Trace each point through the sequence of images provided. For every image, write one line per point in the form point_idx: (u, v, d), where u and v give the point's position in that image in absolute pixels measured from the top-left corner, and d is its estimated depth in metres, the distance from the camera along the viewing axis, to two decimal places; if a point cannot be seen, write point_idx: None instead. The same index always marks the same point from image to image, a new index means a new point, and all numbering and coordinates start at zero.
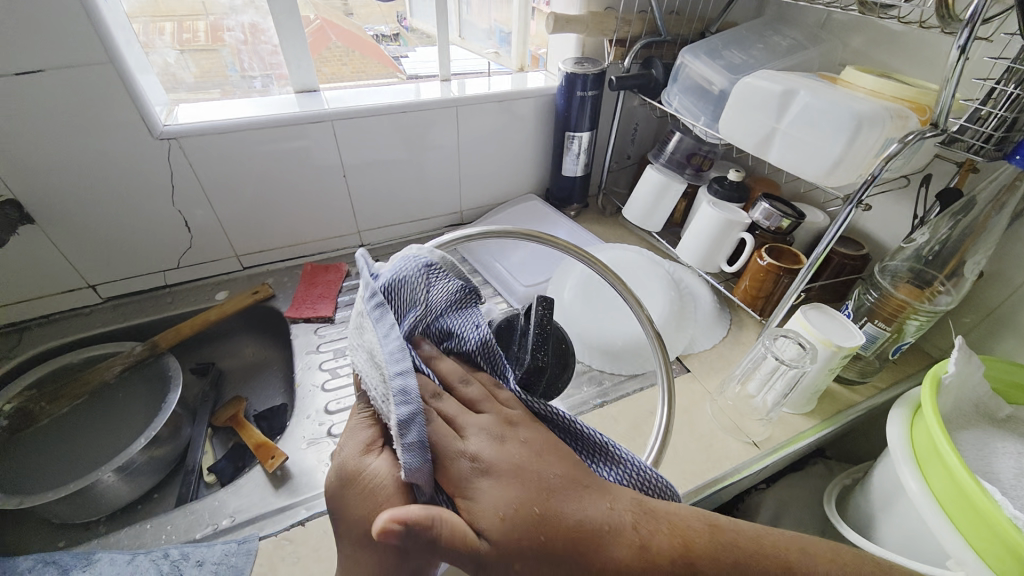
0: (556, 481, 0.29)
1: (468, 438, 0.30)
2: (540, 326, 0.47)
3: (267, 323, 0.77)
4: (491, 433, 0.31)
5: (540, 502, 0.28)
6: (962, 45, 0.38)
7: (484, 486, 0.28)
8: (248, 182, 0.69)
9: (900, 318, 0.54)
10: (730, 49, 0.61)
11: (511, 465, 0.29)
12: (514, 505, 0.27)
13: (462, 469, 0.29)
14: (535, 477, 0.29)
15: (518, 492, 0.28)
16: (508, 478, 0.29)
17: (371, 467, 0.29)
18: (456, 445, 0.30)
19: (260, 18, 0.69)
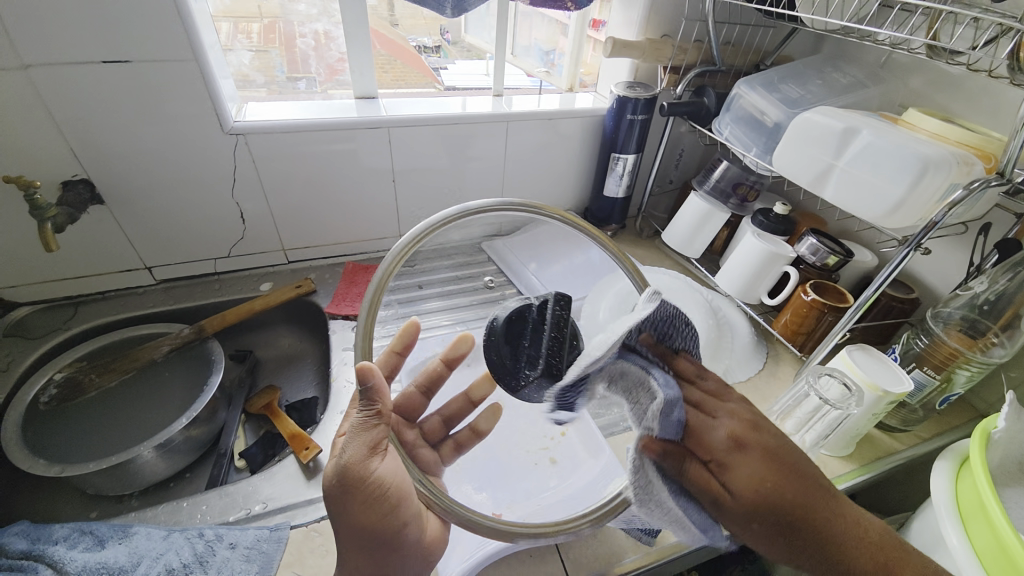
0: (794, 471, 0.36)
1: (721, 419, 0.37)
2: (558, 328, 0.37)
3: (306, 317, 0.79)
4: (738, 420, 0.37)
5: (780, 482, 0.35)
6: None
7: (738, 456, 0.35)
8: (304, 180, 0.72)
9: (950, 367, 0.53)
10: (787, 83, 0.61)
11: (756, 444, 0.36)
12: (763, 478, 0.35)
13: (720, 439, 0.35)
14: (776, 465, 0.36)
15: (762, 470, 0.35)
16: (756, 456, 0.36)
17: (376, 472, 0.36)
18: (711, 421, 0.36)
19: (333, 26, 0.73)
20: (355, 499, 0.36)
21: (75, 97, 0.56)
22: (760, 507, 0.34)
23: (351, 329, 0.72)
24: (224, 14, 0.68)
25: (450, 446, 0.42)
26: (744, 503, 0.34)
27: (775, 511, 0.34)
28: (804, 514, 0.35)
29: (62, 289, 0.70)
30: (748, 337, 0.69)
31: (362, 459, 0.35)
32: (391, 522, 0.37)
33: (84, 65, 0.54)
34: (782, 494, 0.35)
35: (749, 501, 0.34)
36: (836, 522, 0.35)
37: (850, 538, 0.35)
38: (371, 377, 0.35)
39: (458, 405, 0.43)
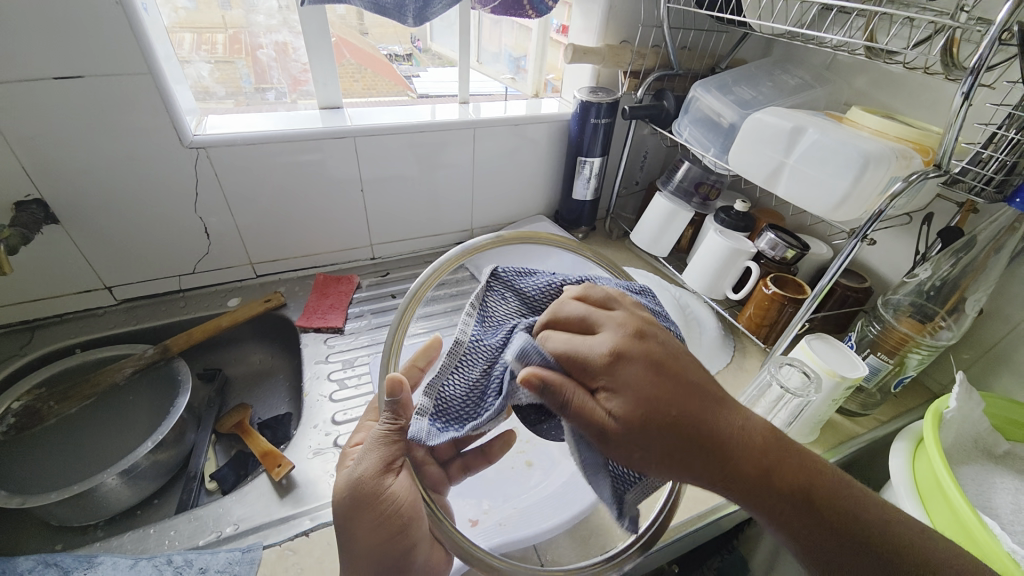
0: (694, 385, 0.33)
1: (606, 331, 0.33)
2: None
3: (277, 332, 0.78)
4: (625, 329, 0.34)
5: (674, 396, 0.32)
6: (966, 91, 0.40)
7: (625, 371, 0.32)
8: (269, 193, 0.71)
9: (902, 351, 0.55)
10: (740, 85, 0.64)
11: (650, 357, 0.32)
12: (653, 395, 0.31)
13: (598, 357, 0.32)
14: (669, 378, 0.32)
15: (646, 386, 0.31)
16: (642, 372, 0.32)
17: (389, 488, 0.35)
18: (590, 338, 0.33)
19: (292, 38, 0.73)
20: (367, 518, 0.34)
21: (24, 115, 0.54)
22: (647, 434, 0.30)
23: (323, 342, 0.71)
24: (181, 25, 0.66)
25: (459, 465, 0.43)
26: (632, 423, 0.30)
27: (662, 433, 0.31)
28: (697, 435, 0.31)
29: (15, 314, 0.67)
30: (716, 331, 0.71)
31: (377, 474, 0.35)
32: (403, 545, 0.35)
33: (30, 82, 0.53)
34: (668, 414, 0.31)
35: (633, 427, 0.30)
36: (727, 431, 0.32)
37: (750, 449, 0.32)
38: (399, 390, 0.34)
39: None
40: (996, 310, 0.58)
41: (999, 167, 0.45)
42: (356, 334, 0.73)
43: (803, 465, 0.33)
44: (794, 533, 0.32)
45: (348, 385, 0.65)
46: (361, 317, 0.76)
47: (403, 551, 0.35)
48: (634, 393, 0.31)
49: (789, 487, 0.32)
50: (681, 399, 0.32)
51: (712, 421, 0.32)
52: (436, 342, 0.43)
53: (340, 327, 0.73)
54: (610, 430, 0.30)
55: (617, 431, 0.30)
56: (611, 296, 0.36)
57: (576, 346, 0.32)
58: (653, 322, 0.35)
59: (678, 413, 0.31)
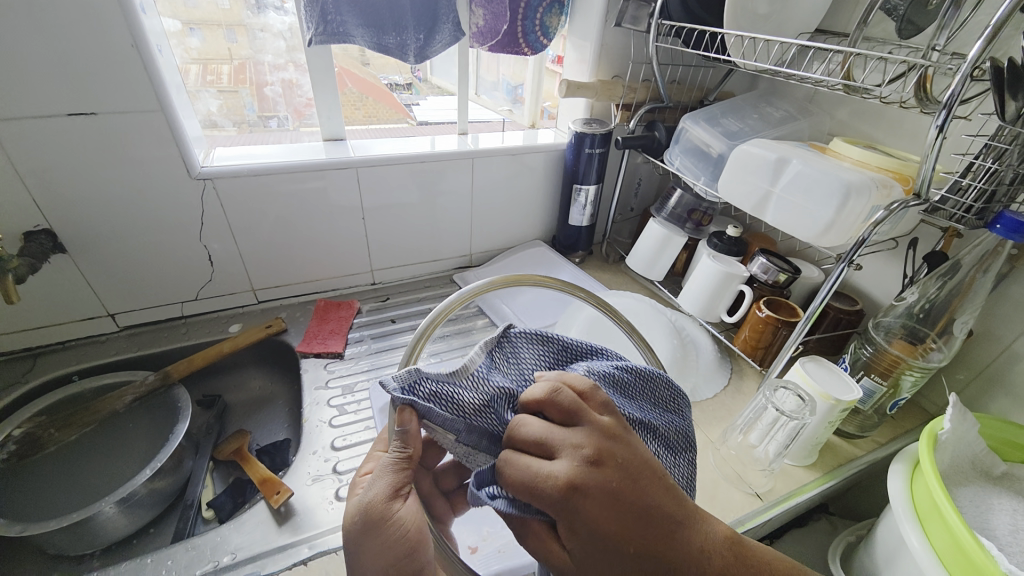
0: (654, 509, 0.29)
1: (564, 457, 0.29)
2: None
3: (277, 357, 0.78)
4: (583, 452, 0.29)
5: (633, 530, 0.28)
6: (939, 124, 0.42)
7: (578, 503, 0.27)
8: (273, 221, 0.73)
9: (895, 373, 0.56)
10: (728, 117, 0.67)
11: (608, 490, 0.28)
12: (610, 529, 0.28)
13: (554, 490, 0.28)
14: (628, 507, 0.28)
15: (608, 523, 0.28)
16: (603, 505, 0.28)
17: (396, 516, 0.34)
18: (543, 468, 0.29)
19: (298, 75, 0.76)
20: (376, 548, 0.33)
21: (41, 149, 0.56)
22: (603, 574, 0.28)
23: (323, 367, 0.72)
24: (190, 60, 0.69)
25: (461, 496, 0.46)
26: (583, 562, 0.28)
27: (613, 572, 0.27)
28: (660, 567, 0.28)
29: (18, 341, 0.68)
30: (712, 353, 0.72)
31: (385, 500, 0.34)
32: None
33: (49, 118, 0.55)
34: (626, 553, 0.27)
35: (589, 566, 0.28)
36: (691, 560, 0.28)
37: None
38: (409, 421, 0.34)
39: (473, 457, 0.47)
40: (986, 332, 0.59)
41: (978, 195, 0.47)
42: (355, 359, 0.74)
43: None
44: None
45: (348, 411, 0.65)
46: (361, 342, 0.77)
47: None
48: (591, 529, 0.27)
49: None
50: (645, 534, 0.28)
51: (672, 553, 0.28)
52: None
53: (340, 353, 0.73)
54: (562, 567, 0.28)
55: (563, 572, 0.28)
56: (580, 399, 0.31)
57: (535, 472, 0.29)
58: (613, 438, 0.30)
59: (638, 546, 0.28)
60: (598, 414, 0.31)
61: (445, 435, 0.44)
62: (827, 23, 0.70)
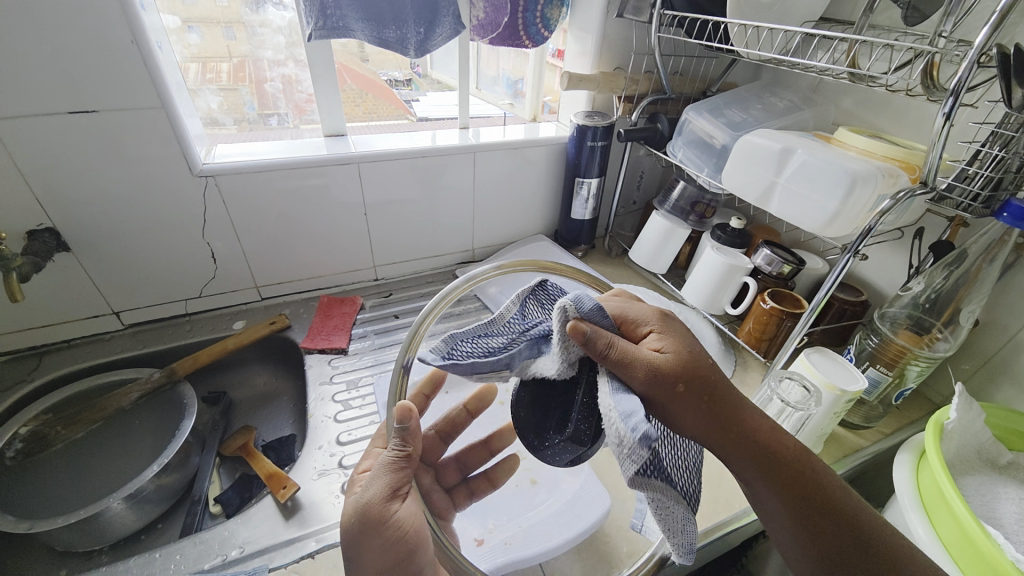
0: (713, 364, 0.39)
1: (646, 315, 0.40)
2: (591, 397, 0.37)
3: (282, 354, 0.78)
4: (661, 315, 0.40)
5: (704, 360, 0.37)
6: (947, 112, 0.42)
7: (662, 335, 0.38)
8: (275, 218, 0.73)
9: (901, 363, 0.56)
10: (731, 108, 0.66)
11: (681, 333, 0.39)
12: (687, 353, 0.37)
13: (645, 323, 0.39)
14: (699, 348, 0.38)
15: (687, 349, 0.37)
16: (682, 338, 0.38)
17: (396, 514, 0.35)
18: (634, 314, 0.40)
19: (298, 71, 0.76)
20: (374, 544, 0.34)
21: (42, 148, 0.56)
22: (680, 380, 0.35)
23: (327, 363, 0.72)
24: (190, 58, 0.69)
25: (463, 491, 0.48)
26: (670, 368, 0.35)
27: (692, 381, 0.35)
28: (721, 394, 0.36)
29: (24, 340, 0.68)
30: (717, 346, 0.72)
31: (383, 499, 0.35)
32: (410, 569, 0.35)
33: (49, 116, 0.55)
34: (700, 372, 0.36)
35: (674, 371, 0.35)
36: (741, 402, 0.37)
37: (755, 421, 0.36)
38: (411, 417, 0.36)
39: (475, 453, 0.50)
40: (992, 321, 0.59)
41: (985, 183, 0.46)
42: (359, 355, 0.74)
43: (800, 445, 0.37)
44: (796, 495, 0.35)
45: (352, 406, 0.65)
46: (365, 338, 0.77)
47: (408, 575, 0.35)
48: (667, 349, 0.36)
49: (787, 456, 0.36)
50: (712, 367, 0.37)
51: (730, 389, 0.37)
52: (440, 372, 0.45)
53: (344, 349, 0.74)
54: (655, 369, 0.34)
55: (657, 367, 0.35)
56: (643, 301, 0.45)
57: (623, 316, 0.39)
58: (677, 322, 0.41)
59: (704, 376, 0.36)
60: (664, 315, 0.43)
61: (443, 433, 0.48)
62: (830, 12, 0.69)
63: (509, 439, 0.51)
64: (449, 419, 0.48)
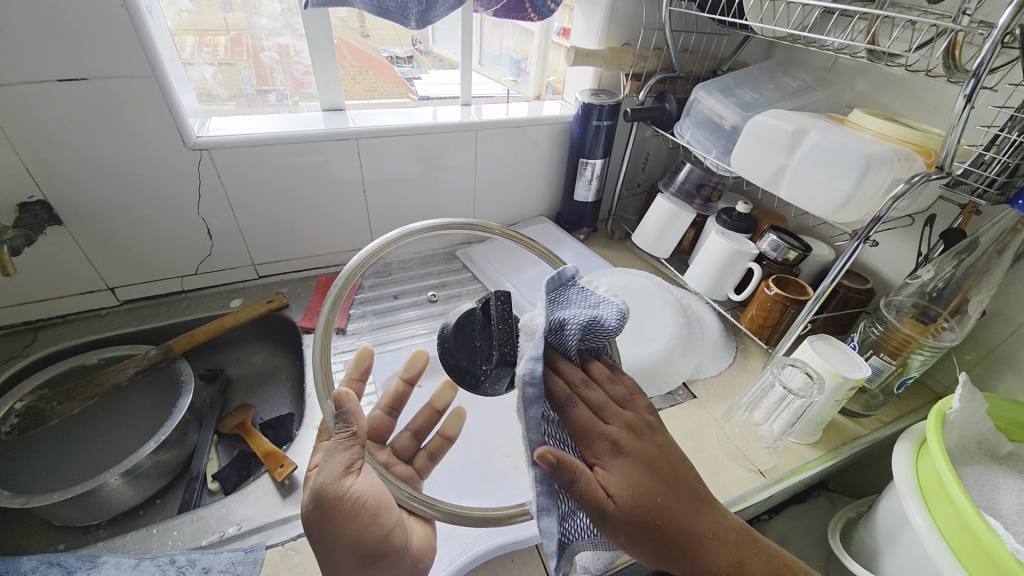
0: (685, 480, 0.34)
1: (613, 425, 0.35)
2: (505, 321, 0.41)
3: (279, 333, 0.78)
4: (632, 427, 0.35)
5: (667, 490, 0.33)
6: (967, 94, 0.39)
7: (622, 461, 0.33)
8: (272, 195, 0.72)
9: (905, 352, 0.55)
10: (742, 87, 0.64)
11: (647, 454, 0.34)
12: (644, 485, 0.32)
13: (604, 442, 0.34)
14: (665, 471, 0.34)
15: (646, 482, 0.33)
16: (644, 466, 0.33)
17: (355, 488, 0.34)
18: (600, 425, 0.34)
19: (296, 40, 0.73)
20: (340, 521, 0.34)
21: (29, 117, 0.54)
22: (639, 526, 0.31)
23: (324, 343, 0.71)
24: (183, 28, 0.67)
25: (425, 457, 0.46)
26: (625, 514, 0.31)
27: (649, 522, 0.31)
28: (679, 526, 0.32)
29: (18, 315, 0.67)
30: (718, 332, 0.71)
31: (337, 480, 0.34)
32: (379, 539, 0.35)
33: (37, 84, 0.53)
34: (657, 507, 0.32)
35: (630, 513, 0.31)
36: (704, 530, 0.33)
37: (723, 551, 0.33)
38: (347, 398, 0.35)
39: (424, 418, 0.47)
40: (998, 311, 0.58)
41: (1001, 169, 0.44)
42: (358, 335, 0.73)
43: (774, 567, 0.34)
44: None
45: None
46: (363, 318, 0.76)
47: (377, 546, 0.35)
48: (631, 481, 0.32)
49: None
50: (670, 505, 0.33)
51: (691, 520, 0.33)
52: (366, 351, 0.42)
53: (343, 328, 0.73)
54: (609, 509, 0.31)
55: (609, 513, 0.31)
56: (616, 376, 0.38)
57: (586, 425, 0.34)
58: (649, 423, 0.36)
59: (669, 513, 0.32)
60: (642, 409, 0.37)
61: (389, 409, 0.46)
62: None
63: (451, 392, 0.48)
64: (391, 394, 0.46)
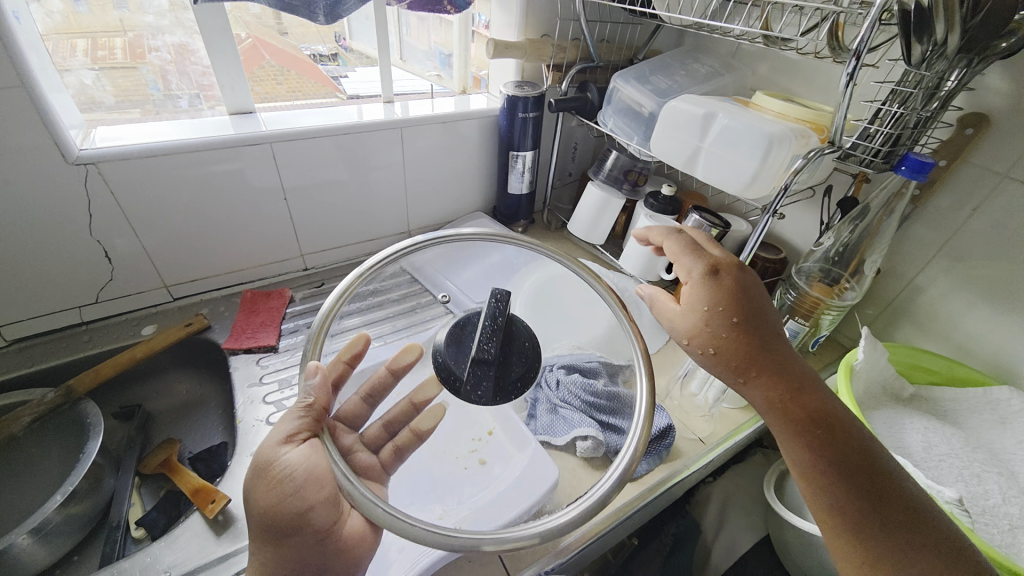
0: (763, 318, 0.40)
1: (702, 258, 0.42)
2: (493, 320, 0.43)
3: (204, 358, 0.72)
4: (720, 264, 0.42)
5: (743, 311, 0.39)
6: (850, 72, 0.43)
7: (707, 284, 0.40)
8: (181, 210, 0.66)
9: (815, 314, 0.60)
10: (656, 75, 0.67)
11: (730, 287, 0.40)
12: (718, 304, 0.39)
13: (697, 272, 0.41)
14: (744, 299, 0.40)
15: (723, 299, 0.39)
16: (726, 290, 0.40)
17: (284, 455, 0.37)
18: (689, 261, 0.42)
19: (189, 37, 0.67)
20: (270, 483, 0.38)
21: None
22: (715, 340, 0.39)
23: (255, 363, 0.67)
24: (68, 33, 0.60)
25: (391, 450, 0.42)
26: (700, 326, 0.39)
27: (720, 334, 0.39)
28: (747, 347, 0.38)
29: None
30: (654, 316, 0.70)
31: (277, 444, 0.38)
32: (295, 515, 0.37)
33: None
34: (729, 323, 0.39)
35: (706, 326, 0.39)
36: (773, 363, 0.38)
37: (792, 390, 0.37)
38: (315, 371, 0.39)
39: (400, 409, 0.44)
40: (892, 269, 0.65)
41: (884, 139, 0.49)
42: (291, 351, 0.69)
43: (846, 425, 0.37)
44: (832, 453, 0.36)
45: (286, 406, 0.61)
46: (297, 332, 0.72)
47: (295, 521, 0.37)
48: (709, 299, 0.40)
49: (812, 415, 0.37)
50: (742, 331, 0.39)
51: (760, 350, 0.38)
52: (360, 337, 0.44)
53: (273, 346, 0.68)
54: (681, 322, 0.41)
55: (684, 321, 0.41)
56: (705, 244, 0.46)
57: (681, 258, 0.43)
58: (741, 264, 0.43)
59: (735, 334, 0.39)
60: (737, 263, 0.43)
61: (368, 397, 0.44)
62: None
63: (433, 389, 0.44)
64: (371, 382, 0.45)
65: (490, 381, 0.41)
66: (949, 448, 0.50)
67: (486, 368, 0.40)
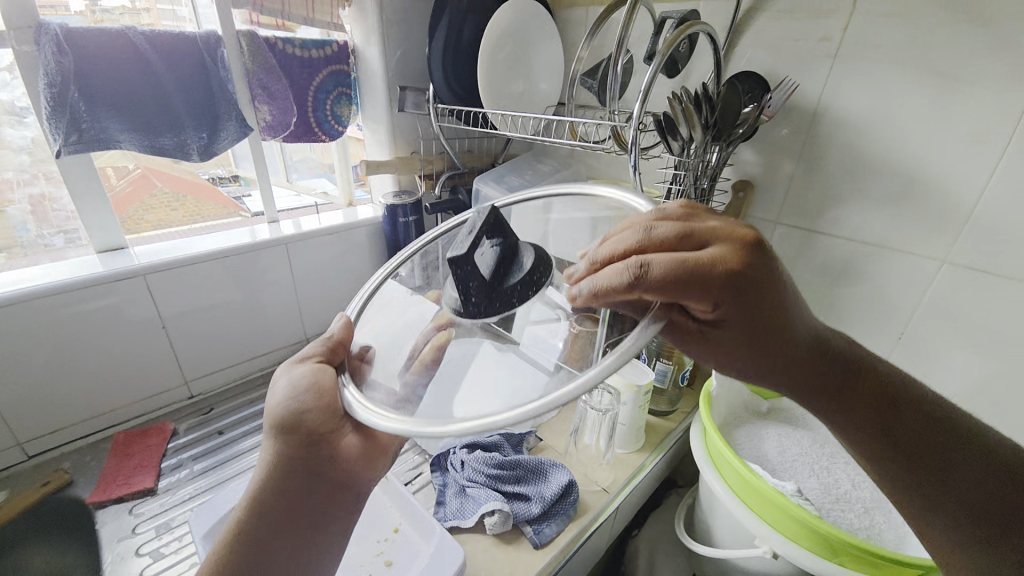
0: (786, 309, 0.32)
1: (703, 283, 0.28)
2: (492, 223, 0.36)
3: (72, 518, 0.61)
4: (724, 279, 0.29)
5: (761, 320, 0.31)
6: (633, 165, 0.56)
7: (718, 315, 0.30)
8: (38, 358, 0.61)
9: (676, 353, 0.69)
10: (510, 175, 0.80)
11: (742, 304, 0.30)
12: (737, 326, 0.31)
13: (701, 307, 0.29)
14: (761, 305, 0.31)
15: (744, 320, 0.31)
16: (740, 310, 0.31)
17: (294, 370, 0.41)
18: (689, 300, 0.28)
19: (55, 187, 0.67)
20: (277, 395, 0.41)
21: None
22: (745, 360, 0.33)
23: (126, 514, 0.59)
24: None
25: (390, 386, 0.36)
26: (725, 354, 0.33)
27: (744, 355, 0.33)
28: (775, 361, 0.33)
29: None
30: None
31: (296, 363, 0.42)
32: (293, 418, 0.39)
33: None
34: (754, 341, 0.32)
35: (733, 349, 0.33)
36: (804, 365, 0.33)
37: (833, 387, 0.33)
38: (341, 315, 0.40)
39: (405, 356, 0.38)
40: None
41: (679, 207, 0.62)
42: (171, 493, 0.62)
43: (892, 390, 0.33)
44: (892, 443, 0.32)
45: (164, 556, 0.54)
46: (179, 469, 0.66)
47: (293, 424, 0.38)
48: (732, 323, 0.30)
49: (882, 404, 0.33)
50: (769, 342, 0.32)
51: (788, 356, 0.33)
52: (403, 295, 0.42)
53: (151, 488, 0.62)
54: (696, 350, 0.34)
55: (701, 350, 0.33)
56: (679, 231, 0.30)
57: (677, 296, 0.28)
58: (743, 244, 0.30)
59: (762, 350, 0.33)
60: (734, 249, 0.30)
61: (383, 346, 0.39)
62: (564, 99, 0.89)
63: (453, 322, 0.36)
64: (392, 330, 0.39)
65: (478, 284, 0.33)
66: (798, 448, 0.59)
67: (463, 261, 0.33)
